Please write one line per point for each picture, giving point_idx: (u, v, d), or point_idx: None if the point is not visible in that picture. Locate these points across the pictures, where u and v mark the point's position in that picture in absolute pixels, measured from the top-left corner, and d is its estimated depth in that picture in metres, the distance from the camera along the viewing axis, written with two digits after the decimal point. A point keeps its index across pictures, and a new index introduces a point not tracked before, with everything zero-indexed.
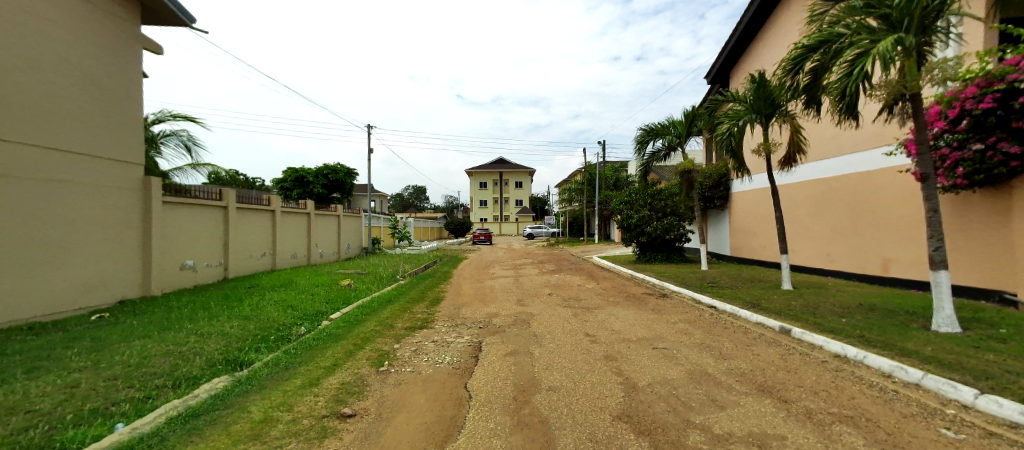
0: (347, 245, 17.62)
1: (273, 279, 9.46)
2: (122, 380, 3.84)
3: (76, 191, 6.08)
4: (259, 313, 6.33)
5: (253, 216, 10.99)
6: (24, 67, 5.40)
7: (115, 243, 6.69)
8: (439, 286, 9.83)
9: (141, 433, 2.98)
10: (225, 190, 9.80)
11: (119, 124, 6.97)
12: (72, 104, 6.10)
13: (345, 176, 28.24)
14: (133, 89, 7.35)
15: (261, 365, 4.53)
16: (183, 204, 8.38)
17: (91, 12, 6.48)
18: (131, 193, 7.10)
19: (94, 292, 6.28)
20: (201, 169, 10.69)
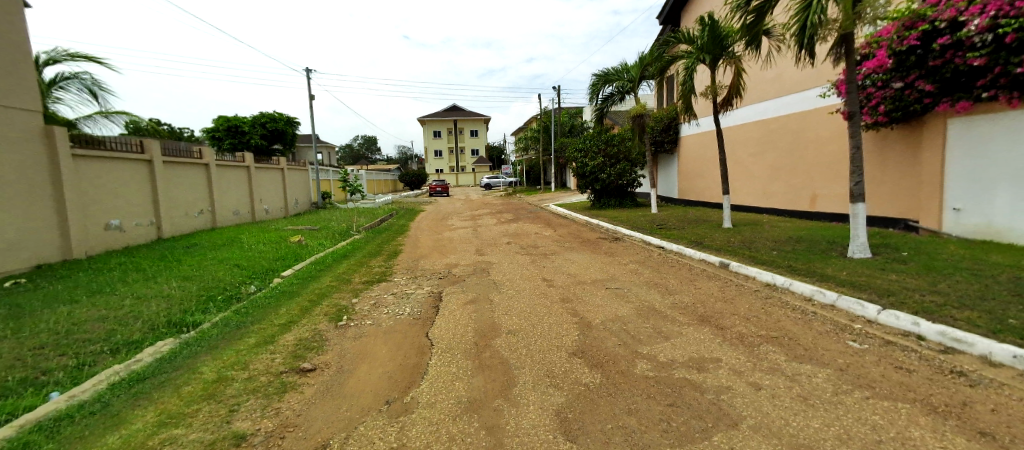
0: (294, 201, 16.67)
1: (215, 238, 8.85)
2: (50, 348, 3.52)
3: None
4: (203, 273, 5.96)
5: (185, 170, 9.98)
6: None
7: (24, 203, 5.89)
8: (396, 240, 9.64)
9: (82, 400, 2.79)
10: (147, 141, 8.73)
11: (5, 65, 5.85)
12: None
13: (285, 126, 26.08)
14: (13, 19, 6.03)
15: (210, 326, 4.32)
16: (97, 157, 7.39)
17: None
18: (33, 146, 6.16)
19: (7, 258, 5.60)
20: (116, 118, 9.42)
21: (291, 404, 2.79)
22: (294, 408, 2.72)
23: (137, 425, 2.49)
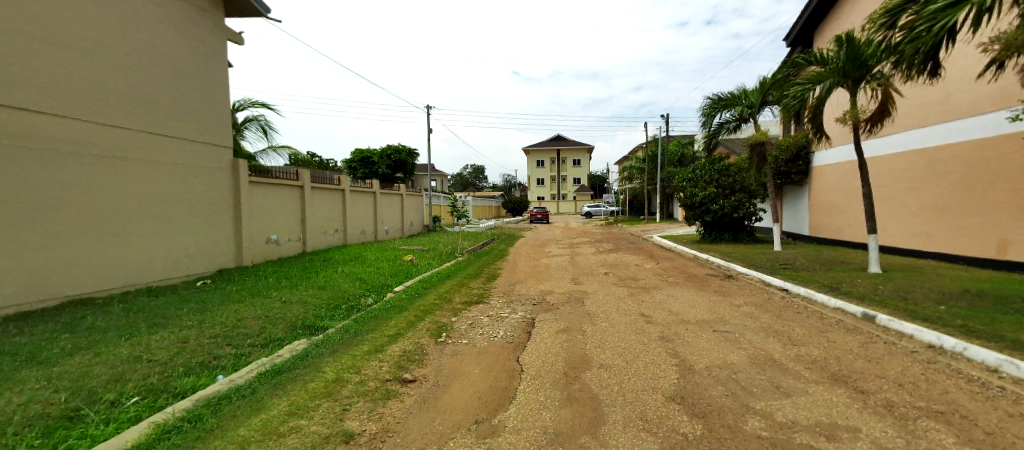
0: (410, 223, 18.57)
1: (346, 254, 10.32)
2: (221, 338, 4.52)
3: (184, 171, 7.07)
4: (334, 284, 6.97)
5: (326, 195, 11.88)
6: (116, 58, 5.93)
7: (212, 218, 7.63)
8: (496, 263, 10.05)
9: (238, 385, 3.73)
10: (301, 171, 10.63)
11: (200, 109, 7.52)
12: (156, 90, 6.60)
13: (408, 157, 29.57)
14: (213, 75, 7.89)
15: (334, 331, 5.00)
16: (267, 184, 9.30)
17: (179, 6, 7.07)
18: (222, 174, 7.96)
19: (198, 262, 7.28)
20: (281, 152, 11.68)
21: (392, 411, 3.13)
22: (394, 415, 3.06)
23: (274, 412, 3.18)
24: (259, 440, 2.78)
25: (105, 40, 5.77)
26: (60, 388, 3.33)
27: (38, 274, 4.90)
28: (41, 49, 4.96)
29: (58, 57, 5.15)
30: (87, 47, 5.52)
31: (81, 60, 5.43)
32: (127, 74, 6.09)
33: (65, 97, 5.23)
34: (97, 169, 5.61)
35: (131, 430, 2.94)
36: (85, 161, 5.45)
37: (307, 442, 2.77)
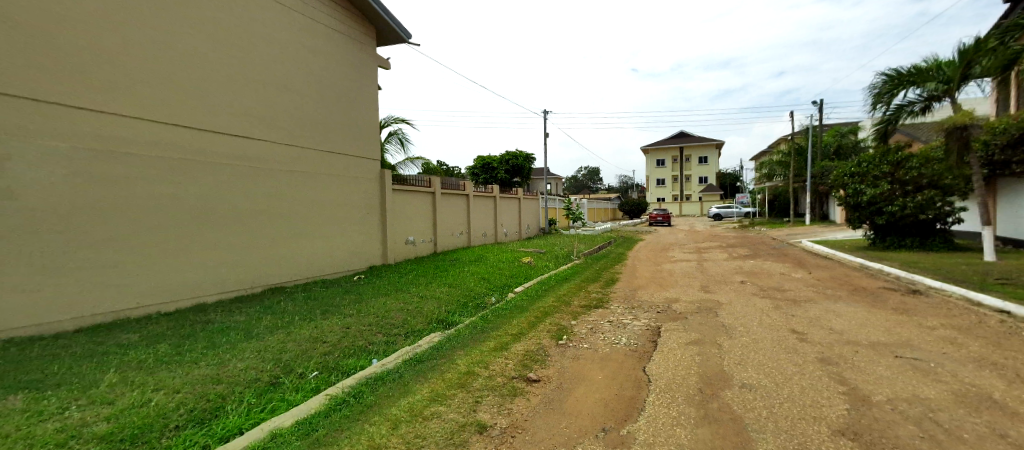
0: (528, 226, 19.27)
1: (470, 254, 11.11)
2: (373, 326, 5.28)
3: (344, 182, 8.36)
4: (461, 282, 7.56)
5: (453, 200, 12.97)
6: (298, 92, 7.40)
7: (365, 222, 8.88)
8: (614, 268, 9.78)
9: (388, 369, 4.36)
10: (433, 178, 11.74)
11: (348, 125, 8.55)
12: (311, 111, 7.67)
13: (525, 162, 30.75)
14: (363, 95, 8.97)
15: (464, 327, 5.42)
16: (406, 191, 10.49)
17: (340, 41, 8.32)
18: (372, 183, 9.16)
19: (355, 259, 8.55)
20: (417, 161, 13.16)
21: (519, 408, 3.31)
22: (522, 413, 3.22)
23: (418, 396, 3.66)
24: (408, 419, 3.23)
25: (292, 79, 7.27)
26: (270, 360, 4.31)
27: (252, 261, 6.40)
28: (250, 89, 6.51)
29: (260, 95, 6.68)
30: (279, 85, 7.02)
31: (275, 95, 6.94)
32: (307, 105, 7.58)
33: (265, 126, 6.73)
34: (288, 182, 7.10)
35: (314, 398, 3.76)
36: (280, 176, 6.94)
37: (446, 427, 3.08)
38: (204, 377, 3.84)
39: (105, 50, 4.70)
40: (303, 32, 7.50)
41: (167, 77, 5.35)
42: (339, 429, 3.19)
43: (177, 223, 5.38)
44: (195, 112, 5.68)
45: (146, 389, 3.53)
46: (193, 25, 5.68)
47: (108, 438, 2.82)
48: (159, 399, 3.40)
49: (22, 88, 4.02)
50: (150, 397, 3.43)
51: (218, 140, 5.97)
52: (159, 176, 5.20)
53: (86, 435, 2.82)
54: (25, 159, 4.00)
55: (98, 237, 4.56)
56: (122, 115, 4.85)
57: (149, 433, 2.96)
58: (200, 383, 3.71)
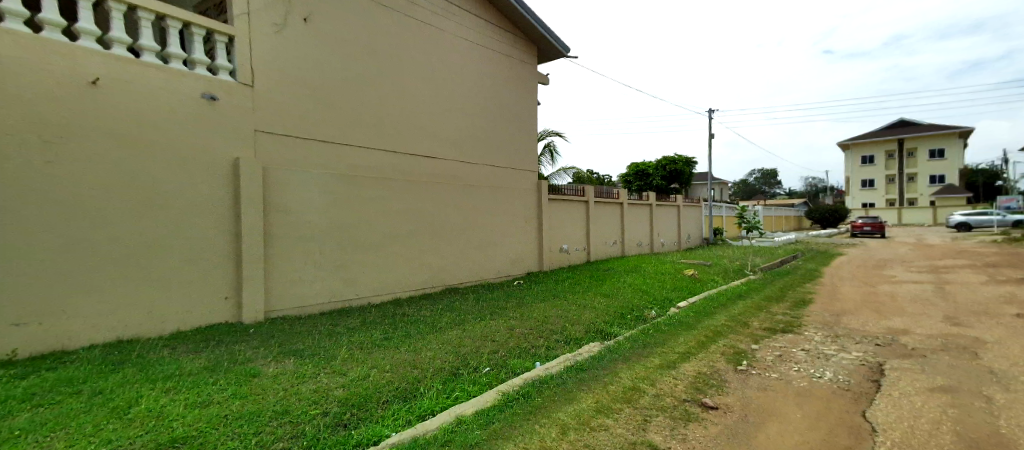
0: (687, 235, 17.88)
1: (626, 265, 10.73)
2: (535, 330, 5.54)
3: (511, 193, 8.86)
4: (618, 293, 7.37)
5: (607, 208, 12.76)
6: (477, 113, 8.12)
7: (525, 231, 9.25)
8: (806, 287, 8.25)
9: (552, 373, 4.47)
10: (587, 187, 11.76)
11: (512, 139, 8.97)
12: (483, 129, 8.24)
13: (684, 166, 28.71)
14: (526, 110, 9.34)
15: (624, 339, 5.27)
16: (560, 200, 10.65)
17: (506, 62, 8.83)
18: (531, 194, 9.47)
19: (518, 265, 9.00)
20: (567, 172, 13.54)
21: (696, 435, 3.05)
22: (699, 441, 2.96)
23: (585, 404, 3.66)
24: (577, 427, 3.26)
25: (470, 102, 7.95)
26: (451, 352, 4.88)
27: (440, 263, 7.26)
28: (442, 114, 7.40)
29: (449, 118, 7.54)
30: (463, 108, 7.82)
31: (460, 118, 7.75)
32: (480, 124, 8.18)
33: (452, 147, 7.53)
34: (464, 195, 7.75)
35: (489, 392, 4.09)
36: (458, 190, 7.61)
37: (616, 441, 3.02)
38: (404, 361, 4.56)
39: (340, 93, 5.89)
40: (481, 59, 8.24)
41: (377, 110, 6.36)
42: (513, 424, 3.37)
43: (383, 232, 6.34)
44: (396, 137, 6.62)
45: (366, 365, 4.38)
46: (403, 66, 6.74)
47: (345, 402, 3.62)
48: (375, 376, 4.16)
49: (297, 130, 5.40)
50: (369, 372, 4.23)
51: (418, 160, 6.94)
52: (379, 193, 6.30)
53: (332, 398, 3.67)
54: (298, 183, 5.36)
55: (333, 242, 5.75)
56: (354, 144, 6.06)
57: (370, 402, 3.68)
58: (402, 365, 4.44)
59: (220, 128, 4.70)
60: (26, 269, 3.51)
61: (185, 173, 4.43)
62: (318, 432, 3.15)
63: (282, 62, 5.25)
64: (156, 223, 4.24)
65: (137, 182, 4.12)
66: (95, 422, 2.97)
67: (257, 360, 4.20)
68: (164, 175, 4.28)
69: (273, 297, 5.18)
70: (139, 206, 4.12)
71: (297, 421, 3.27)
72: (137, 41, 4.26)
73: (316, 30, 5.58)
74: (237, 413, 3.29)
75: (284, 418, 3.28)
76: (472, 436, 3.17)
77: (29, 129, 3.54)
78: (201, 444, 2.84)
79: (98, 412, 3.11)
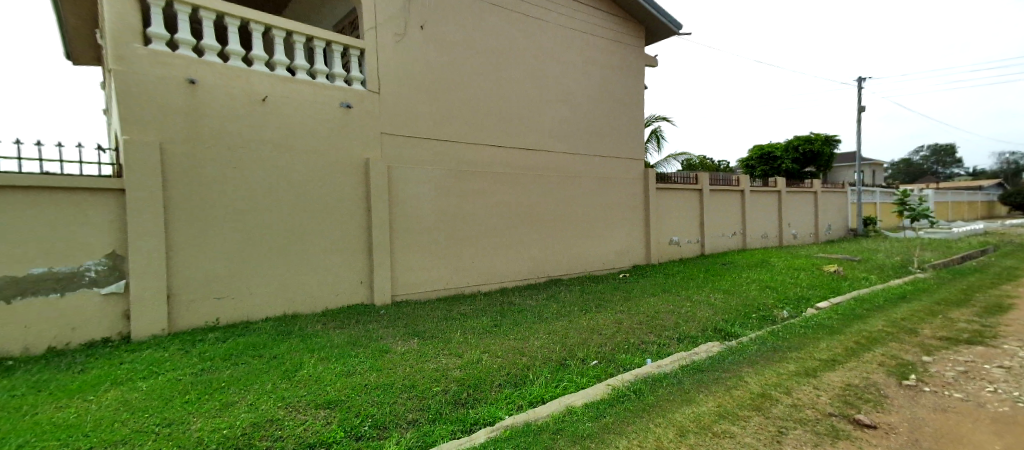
0: (826, 225, 15.59)
1: (748, 259, 9.69)
2: (646, 325, 5.32)
3: (616, 184, 8.52)
4: (740, 290, 6.70)
5: (724, 197, 11.64)
6: (581, 102, 7.94)
7: (632, 222, 8.83)
8: (1004, 291, 6.58)
9: (665, 372, 4.23)
10: (700, 174, 10.85)
11: (617, 127, 8.57)
12: (586, 118, 8.01)
13: (823, 146, 22.32)
14: (631, 96, 8.86)
15: (749, 341, 4.78)
16: (669, 190, 9.95)
17: (610, 47, 8.45)
18: (637, 184, 8.98)
19: (623, 258, 8.66)
20: (673, 159, 12.72)
21: None
22: None
23: (705, 408, 3.39)
24: (697, 431, 3.04)
25: (572, 91, 7.79)
26: (558, 342, 4.92)
27: (544, 254, 7.32)
28: (546, 106, 7.39)
29: (553, 110, 7.50)
30: (567, 99, 7.71)
31: (564, 109, 7.65)
32: (583, 113, 7.96)
33: (555, 139, 7.49)
34: (568, 186, 7.65)
35: (598, 386, 4.01)
36: (560, 181, 7.54)
37: None
38: (513, 348, 4.73)
39: (450, 93, 6.19)
40: (585, 47, 8.03)
41: (483, 106, 6.56)
42: (626, 421, 3.25)
43: (490, 224, 6.61)
44: (501, 131, 6.77)
45: (479, 350, 4.63)
46: (509, 62, 6.87)
47: (463, 382, 3.86)
48: (486, 360, 4.37)
49: (415, 131, 5.84)
50: (481, 357, 4.46)
51: (522, 154, 7.05)
52: (486, 187, 6.55)
53: (451, 378, 3.93)
54: (416, 180, 5.83)
55: (446, 234, 6.15)
56: (463, 141, 6.35)
57: (484, 385, 3.87)
58: (511, 352, 4.60)
59: (353, 134, 5.31)
60: (228, 253, 4.54)
61: (328, 174, 5.14)
62: (441, 409, 3.42)
63: (401, 69, 5.69)
64: (307, 218, 5.01)
65: (293, 183, 4.89)
66: (272, 381, 3.63)
67: (387, 338, 4.70)
68: (313, 176, 5.03)
69: (398, 283, 5.77)
70: (297, 203, 4.92)
71: (422, 395, 3.58)
72: (293, 61, 5.00)
73: (431, 35, 5.97)
74: (373, 384, 3.71)
75: (411, 392, 3.63)
76: (584, 428, 3.14)
77: (225, 143, 4.48)
78: (348, 408, 3.29)
79: (273, 372, 3.79)
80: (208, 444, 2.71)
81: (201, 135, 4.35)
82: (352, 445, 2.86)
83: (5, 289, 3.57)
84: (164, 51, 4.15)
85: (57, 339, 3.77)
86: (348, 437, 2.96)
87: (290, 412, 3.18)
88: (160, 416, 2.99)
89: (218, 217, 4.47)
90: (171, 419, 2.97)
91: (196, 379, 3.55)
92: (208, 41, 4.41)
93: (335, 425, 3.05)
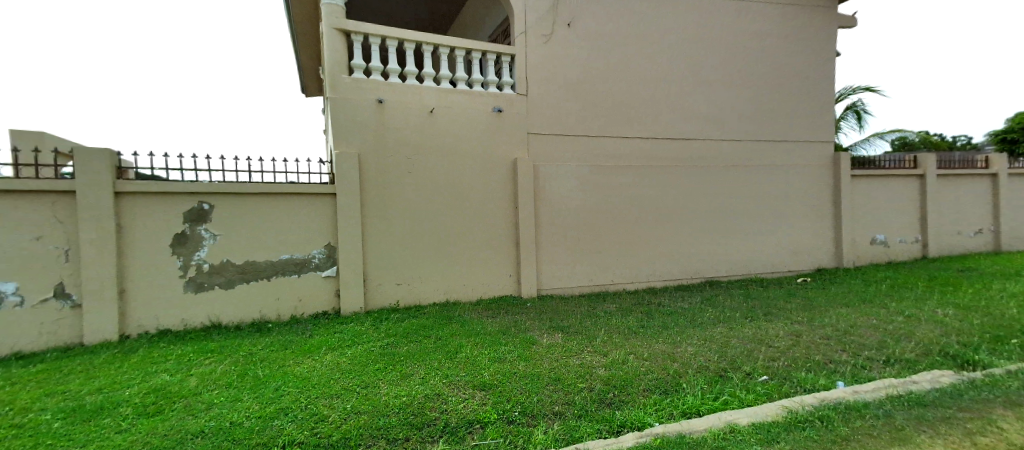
0: None
1: (1003, 267, 7.16)
2: (835, 342, 4.41)
3: (791, 174, 7.19)
4: (989, 308, 5.00)
5: (961, 183, 8.84)
6: (746, 81, 6.92)
7: (815, 217, 7.37)
8: None
9: (865, 400, 3.38)
10: (921, 155, 8.45)
11: (796, 105, 7.22)
12: (754, 98, 6.96)
13: None
14: (818, 65, 7.33)
15: (1005, 375, 3.53)
16: (872, 176, 7.98)
17: (789, 11, 7.14)
18: (825, 171, 7.42)
19: (800, 260, 7.29)
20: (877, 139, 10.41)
21: None
22: None
23: None
24: None
25: (737, 70, 6.85)
26: (717, 351, 4.41)
27: (695, 253, 6.68)
28: (702, 90, 6.67)
29: (711, 93, 6.72)
30: (728, 79, 6.81)
31: (724, 91, 6.78)
32: (750, 93, 6.93)
33: (712, 126, 6.71)
34: (729, 177, 6.80)
35: (768, 404, 3.38)
36: (719, 171, 6.74)
37: None
38: (663, 352, 4.42)
39: (595, 87, 6.10)
40: (754, 16, 6.95)
41: (631, 97, 6.29)
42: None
43: (637, 220, 6.32)
44: (648, 122, 6.39)
45: (625, 350, 4.45)
46: (659, 47, 6.42)
47: (609, 382, 3.75)
48: (633, 362, 4.17)
49: (559, 129, 5.93)
50: (628, 358, 4.27)
51: (672, 144, 6.53)
52: (632, 181, 6.28)
53: (596, 376, 3.86)
54: (561, 177, 5.92)
55: (590, 230, 6.11)
56: (608, 135, 6.19)
57: (631, 387, 3.67)
58: (661, 356, 4.29)
59: (503, 136, 5.66)
60: (405, 247, 5.33)
61: (482, 175, 5.59)
62: (586, 404, 3.37)
63: (548, 70, 5.84)
64: (465, 216, 5.54)
65: (454, 184, 5.46)
66: (438, 360, 4.10)
67: (534, 330, 4.88)
68: (469, 178, 5.52)
69: (543, 278, 5.98)
70: (456, 202, 5.48)
71: (568, 390, 3.60)
72: (455, 74, 5.55)
73: (577, 32, 5.98)
74: (522, 373, 3.89)
75: (558, 385, 3.68)
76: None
77: (404, 152, 5.24)
78: (500, 392, 3.51)
79: (440, 352, 4.29)
80: (393, 407, 3.20)
81: (386, 146, 5.17)
82: (505, 427, 3.04)
83: (268, 270, 4.83)
84: (362, 78, 5.04)
85: (297, 309, 4.96)
86: (501, 419, 3.14)
87: (453, 389, 3.54)
88: (361, 379, 3.66)
89: (398, 215, 5.27)
90: (367, 381, 3.61)
91: (384, 351, 4.25)
92: (393, 65, 5.20)
93: (490, 406, 3.29)
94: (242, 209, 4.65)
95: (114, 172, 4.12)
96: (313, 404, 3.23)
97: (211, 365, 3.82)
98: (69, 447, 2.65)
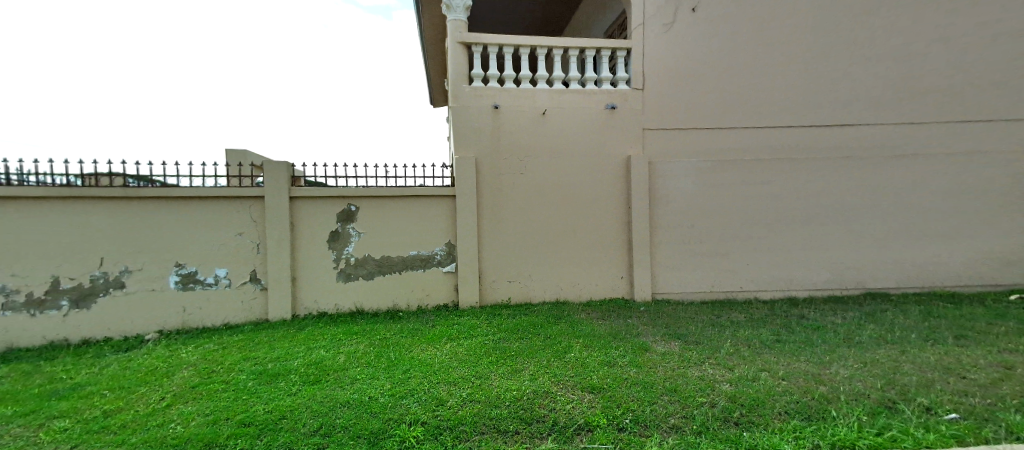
0: None
1: None
2: None
3: (998, 163, 5.60)
4: None
5: None
6: (929, 50, 5.60)
7: None
8: None
9: None
10: None
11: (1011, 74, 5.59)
12: (941, 71, 5.60)
13: None
14: None
15: None
16: None
17: None
18: None
19: (1012, 273, 5.66)
20: None
21: None
22: None
23: None
24: None
25: (915, 38, 5.60)
26: (880, 376, 3.66)
27: (847, 260, 5.68)
28: (862, 67, 5.60)
29: (876, 69, 5.61)
30: (901, 50, 5.60)
31: (894, 65, 5.60)
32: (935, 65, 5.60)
33: (875, 109, 5.60)
34: (900, 169, 5.60)
35: None
36: (886, 163, 5.60)
37: None
38: (807, 372, 3.79)
39: (722, 75, 5.57)
40: None
41: (765, 82, 5.59)
42: None
43: (773, 221, 5.61)
44: (788, 109, 5.61)
45: (755, 366, 3.92)
46: (804, 22, 5.59)
47: (734, 398, 3.33)
48: (767, 380, 3.63)
49: (679, 123, 5.54)
50: (759, 374, 3.74)
51: (818, 133, 5.62)
52: (765, 177, 5.58)
53: (719, 391, 3.46)
54: (679, 174, 5.53)
55: (714, 232, 5.60)
56: (736, 127, 5.59)
57: (763, 408, 3.20)
58: (802, 377, 3.68)
59: (617, 134, 5.50)
60: (519, 246, 5.50)
61: (593, 175, 5.50)
62: (707, 421, 3.05)
63: (666, 61, 5.52)
64: (576, 216, 5.52)
65: (565, 185, 5.47)
66: (547, 358, 4.12)
67: (647, 336, 4.62)
68: (580, 177, 5.48)
69: (659, 281, 5.66)
70: (568, 202, 5.48)
71: (685, 403, 3.29)
72: (568, 74, 5.56)
73: (702, 17, 5.54)
74: (633, 379, 3.68)
75: (673, 396, 3.40)
76: None
77: (518, 154, 5.41)
78: (610, 397, 3.38)
79: (549, 350, 4.30)
80: (504, 400, 3.31)
81: (501, 149, 5.39)
82: (615, 434, 2.93)
83: (400, 264, 5.40)
84: (481, 86, 5.35)
85: (422, 301, 5.46)
86: (611, 425, 3.03)
87: (561, 389, 3.52)
88: (475, 369, 3.86)
89: (512, 215, 5.46)
90: (480, 372, 3.79)
91: (496, 345, 4.42)
92: (509, 71, 5.43)
93: (599, 410, 3.19)
94: (381, 209, 5.27)
95: (289, 180, 4.99)
96: (434, 389, 3.50)
97: (354, 345, 4.40)
98: (257, 402, 3.30)
